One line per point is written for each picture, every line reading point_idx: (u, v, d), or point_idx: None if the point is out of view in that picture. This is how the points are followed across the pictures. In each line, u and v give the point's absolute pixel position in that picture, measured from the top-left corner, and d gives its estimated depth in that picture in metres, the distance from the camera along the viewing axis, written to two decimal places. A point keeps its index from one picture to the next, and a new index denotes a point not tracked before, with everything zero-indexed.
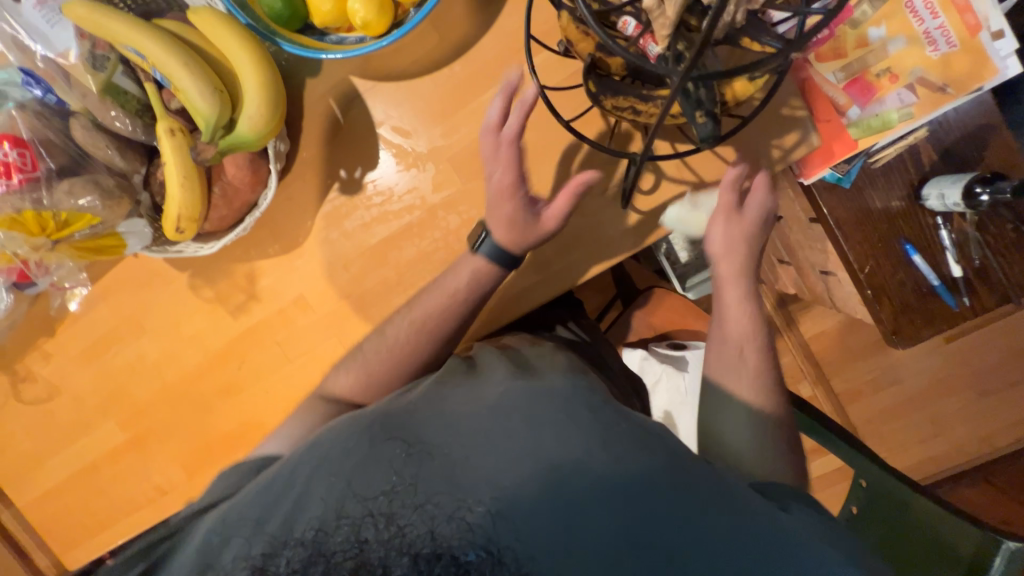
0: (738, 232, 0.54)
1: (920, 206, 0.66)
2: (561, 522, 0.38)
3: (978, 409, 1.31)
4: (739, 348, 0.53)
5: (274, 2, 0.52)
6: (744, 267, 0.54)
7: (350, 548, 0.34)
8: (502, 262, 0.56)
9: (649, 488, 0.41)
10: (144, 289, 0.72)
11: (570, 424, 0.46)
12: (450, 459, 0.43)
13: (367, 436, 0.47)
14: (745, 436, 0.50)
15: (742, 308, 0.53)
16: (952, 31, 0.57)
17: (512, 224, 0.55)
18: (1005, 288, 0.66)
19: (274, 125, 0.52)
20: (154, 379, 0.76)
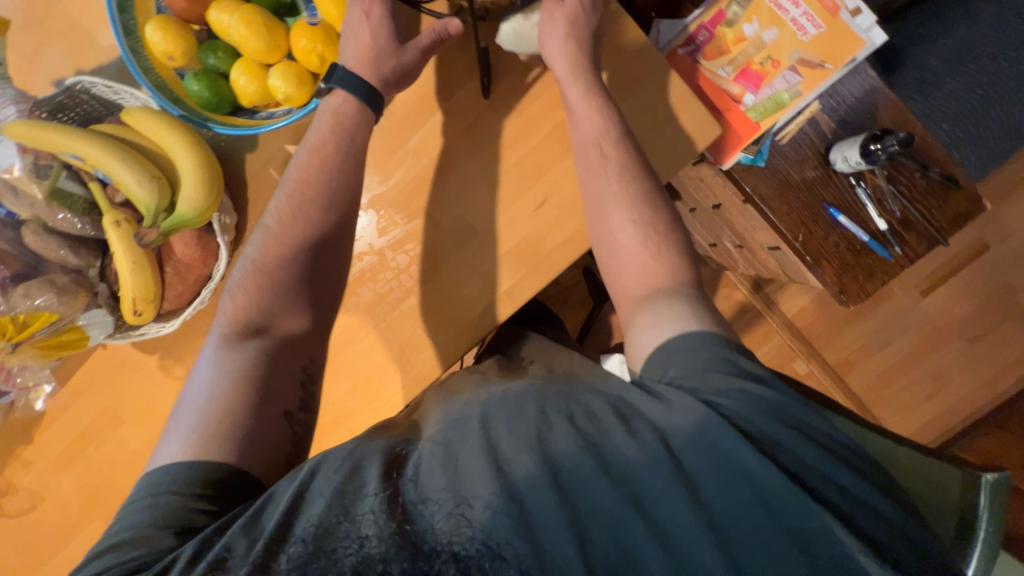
0: (564, 32, 0.56)
1: (833, 170, 0.71)
2: (549, 504, 0.40)
3: (971, 356, 1.32)
4: (597, 143, 0.55)
5: (200, 90, 0.57)
6: (580, 67, 0.56)
7: (354, 544, 0.40)
8: (363, 94, 0.57)
9: (626, 456, 0.42)
10: (116, 378, 0.74)
11: (552, 405, 0.46)
12: (437, 457, 0.45)
13: (359, 446, 0.48)
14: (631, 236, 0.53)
15: (587, 106, 0.56)
16: (815, 15, 0.63)
17: (379, 58, 0.57)
18: (928, 230, 0.70)
19: (214, 199, 0.56)
20: (138, 469, 0.76)
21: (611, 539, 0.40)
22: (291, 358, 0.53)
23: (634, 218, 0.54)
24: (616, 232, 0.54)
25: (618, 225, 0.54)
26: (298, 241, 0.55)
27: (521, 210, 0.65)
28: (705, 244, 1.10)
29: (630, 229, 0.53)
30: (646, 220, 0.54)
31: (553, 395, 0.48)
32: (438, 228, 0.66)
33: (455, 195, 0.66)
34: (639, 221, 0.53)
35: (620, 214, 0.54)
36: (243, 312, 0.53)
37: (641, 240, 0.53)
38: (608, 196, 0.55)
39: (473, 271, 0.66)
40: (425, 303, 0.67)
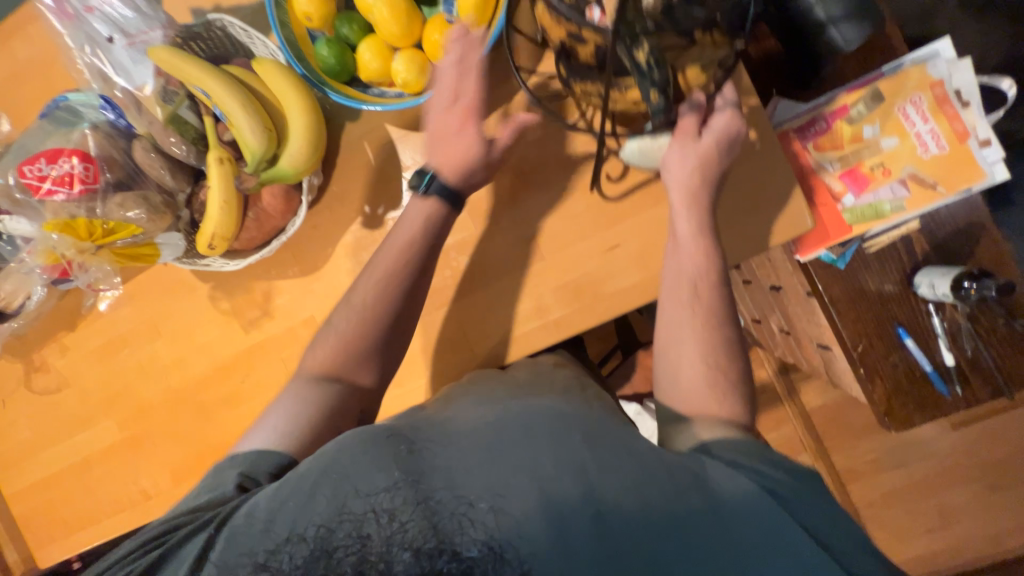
0: (690, 163, 0.56)
1: (914, 292, 0.68)
2: (561, 535, 0.40)
3: (988, 505, 1.25)
4: (693, 282, 0.55)
5: (326, 57, 0.59)
6: (696, 197, 0.56)
7: (356, 543, 0.39)
8: (450, 200, 0.60)
9: (647, 519, 0.41)
10: (166, 294, 0.77)
11: (581, 447, 0.45)
12: (455, 468, 0.44)
13: (379, 432, 0.48)
14: (700, 383, 0.53)
15: (695, 238, 0.56)
16: (942, 135, 0.61)
17: (460, 164, 0.59)
18: (996, 378, 0.67)
19: (313, 162, 0.58)
20: (160, 383, 0.79)
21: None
22: (349, 398, 0.58)
23: (707, 359, 0.53)
24: (685, 375, 0.54)
25: (692, 369, 0.53)
26: (386, 300, 0.59)
27: (591, 248, 0.65)
28: (749, 319, 1.07)
29: (701, 378, 0.53)
30: (720, 364, 0.53)
31: (569, 428, 0.48)
32: (505, 241, 0.67)
33: (531, 215, 0.66)
34: (712, 363, 0.53)
35: (693, 354, 0.54)
36: (325, 357, 0.59)
37: (709, 381, 0.53)
38: (687, 328, 0.55)
39: (527, 292, 0.66)
40: (473, 309, 0.67)
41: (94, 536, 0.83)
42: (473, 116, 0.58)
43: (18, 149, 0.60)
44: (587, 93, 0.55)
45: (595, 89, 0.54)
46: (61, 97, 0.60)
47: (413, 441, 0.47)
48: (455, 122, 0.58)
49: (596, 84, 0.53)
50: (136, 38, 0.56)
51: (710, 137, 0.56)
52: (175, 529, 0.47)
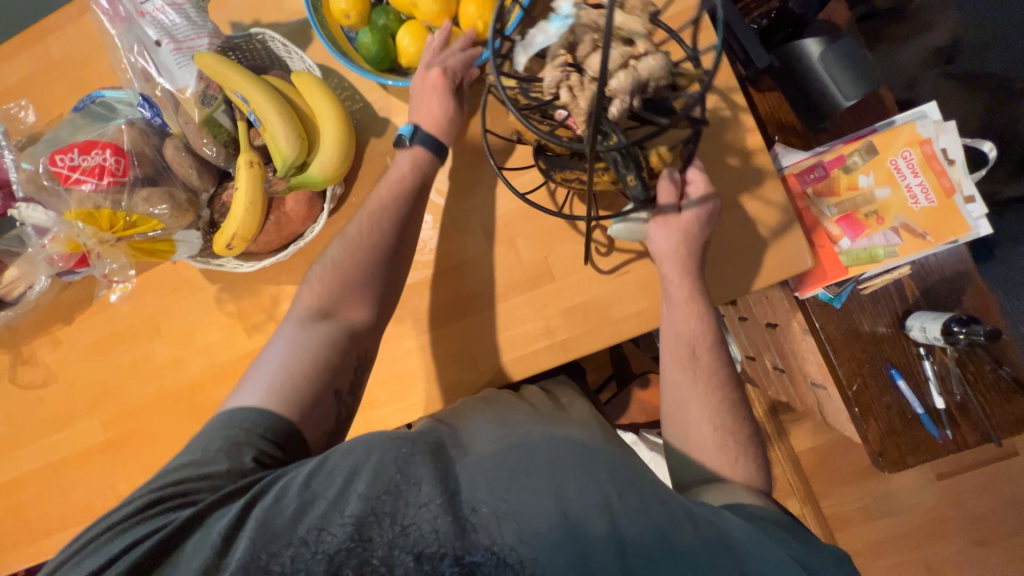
0: (676, 237, 0.59)
1: (906, 335, 0.71)
2: (567, 550, 0.39)
3: (972, 559, 1.25)
4: (689, 347, 0.58)
5: (370, 46, 0.63)
6: (688, 272, 0.59)
7: (357, 543, 0.40)
8: (434, 146, 0.62)
9: (648, 543, 0.40)
10: (172, 293, 0.77)
11: (589, 464, 0.46)
12: (469, 476, 0.44)
13: (395, 440, 0.49)
14: (708, 439, 0.55)
15: (691, 307, 0.58)
16: (931, 189, 0.66)
17: (441, 122, 0.62)
18: (984, 424, 0.69)
19: (339, 172, 0.60)
20: (152, 383, 0.77)
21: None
22: (350, 345, 0.58)
23: (712, 419, 0.56)
24: (696, 433, 0.56)
25: (700, 429, 0.56)
26: (375, 254, 0.60)
27: (600, 273, 0.67)
28: (743, 355, 1.10)
29: (709, 439, 0.55)
30: (727, 426, 0.55)
31: (580, 450, 0.48)
32: (517, 262, 0.68)
33: (544, 238, 0.68)
34: (718, 425, 0.55)
35: (700, 414, 0.56)
36: (319, 293, 0.58)
37: (718, 443, 0.55)
38: (689, 396, 0.57)
39: (535, 313, 0.67)
40: (480, 326, 0.68)
41: (60, 544, 0.79)
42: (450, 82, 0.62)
43: (49, 138, 0.61)
44: (568, 180, 0.58)
45: (575, 176, 0.56)
46: (96, 93, 0.61)
47: (423, 447, 0.48)
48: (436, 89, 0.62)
49: (575, 172, 0.56)
50: (183, 43, 0.58)
51: (688, 215, 0.58)
52: (200, 492, 0.47)
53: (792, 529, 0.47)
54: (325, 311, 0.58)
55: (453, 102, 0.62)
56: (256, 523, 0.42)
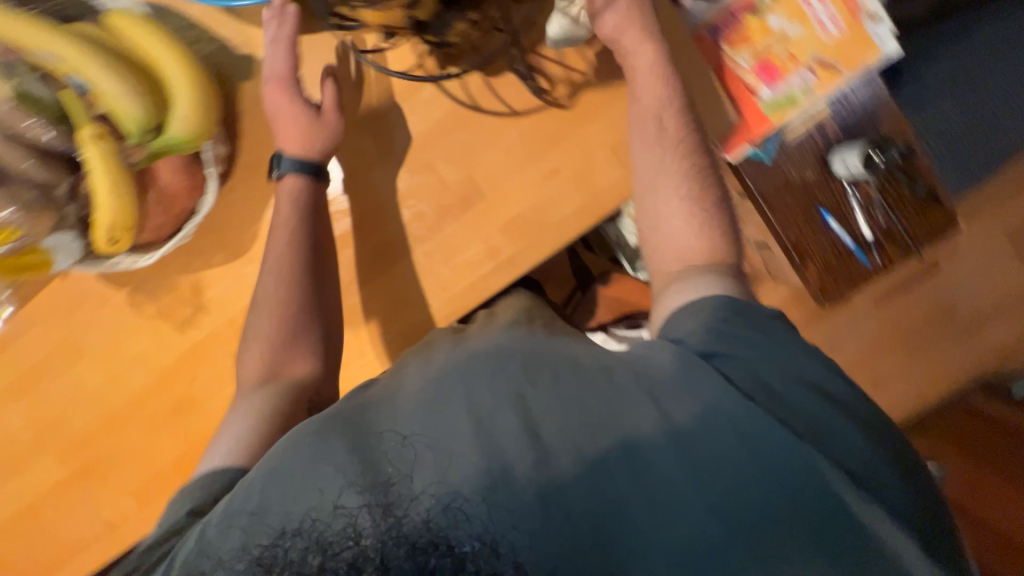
0: (622, 20, 0.57)
1: (831, 174, 0.73)
2: (546, 494, 0.43)
3: (910, 366, 1.43)
4: (654, 117, 0.57)
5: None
6: (648, 48, 0.58)
7: (351, 541, 0.39)
8: (304, 167, 0.60)
9: (619, 453, 0.44)
10: (79, 310, 0.69)
11: (552, 388, 0.48)
12: (443, 443, 0.46)
13: (361, 415, 0.50)
14: (679, 218, 0.56)
15: (648, 82, 0.57)
16: (839, 17, 0.64)
17: (299, 134, 0.59)
18: (907, 242, 0.74)
19: (210, 126, 0.52)
20: (95, 407, 0.72)
21: (603, 535, 0.42)
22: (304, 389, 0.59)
23: (681, 194, 0.56)
24: (667, 214, 0.56)
25: (671, 207, 0.56)
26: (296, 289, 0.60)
27: (529, 178, 0.63)
28: None
29: (680, 213, 0.56)
30: (694, 199, 0.56)
31: (542, 370, 0.50)
32: (443, 187, 0.64)
33: (464, 155, 0.63)
34: (686, 200, 0.56)
35: (669, 191, 0.56)
36: (262, 354, 0.59)
37: (687, 214, 0.55)
38: (651, 177, 0.57)
39: (472, 236, 0.64)
40: (421, 263, 0.65)
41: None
42: (291, 83, 0.59)
43: None
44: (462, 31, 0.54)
45: (466, 22, 0.53)
46: None
47: (393, 426, 0.48)
48: (284, 94, 0.59)
49: (464, 20, 0.52)
50: None
51: None
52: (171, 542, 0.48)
53: (747, 328, 0.49)
54: (272, 373, 0.59)
55: (304, 108, 0.59)
56: (237, 520, 0.45)
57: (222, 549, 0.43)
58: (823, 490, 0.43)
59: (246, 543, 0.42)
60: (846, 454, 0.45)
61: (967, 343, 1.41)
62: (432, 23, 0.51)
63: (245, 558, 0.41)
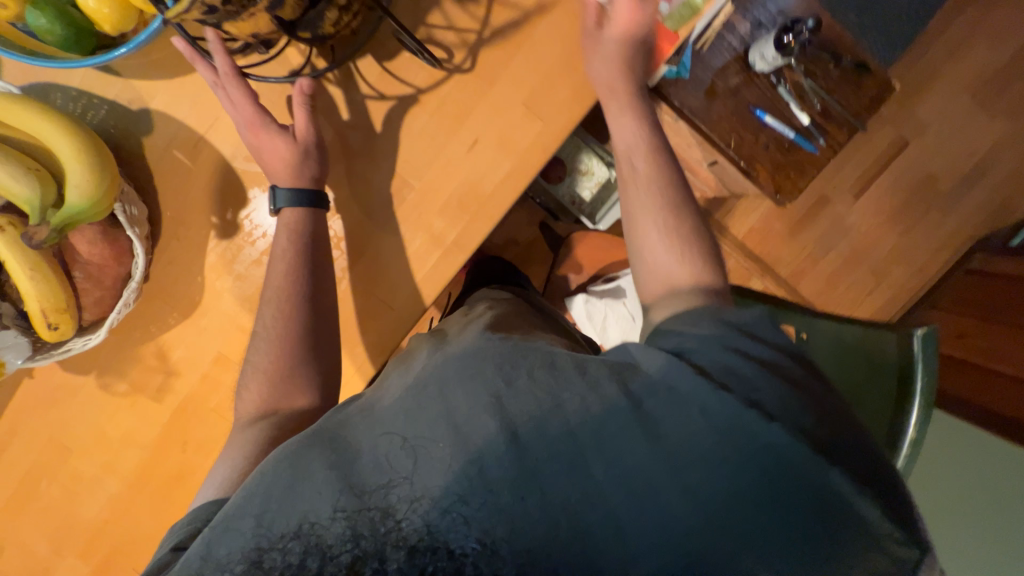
0: (609, 55, 0.59)
1: (754, 72, 0.72)
2: (542, 494, 0.43)
3: (904, 248, 1.42)
4: (624, 153, 0.61)
5: (51, 27, 0.49)
6: (625, 84, 0.60)
7: (349, 542, 0.39)
8: (302, 199, 0.58)
9: (607, 438, 0.44)
10: (53, 406, 0.69)
11: (547, 380, 0.47)
12: (438, 451, 0.45)
13: (362, 424, 0.49)
14: (665, 248, 0.57)
15: (624, 121, 0.61)
16: None
17: (287, 169, 0.58)
18: (849, 118, 0.72)
19: (109, 186, 0.50)
20: (100, 495, 0.72)
21: (582, 528, 0.42)
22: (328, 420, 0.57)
23: (663, 225, 0.58)
24: (651, 242, 0.58)
25: (655, 241, 0.58)
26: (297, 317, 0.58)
27: (453, 154, 0.62)
28: None
29: (666, 246, 0.57)
30: (677, 230, 0.58)
31: (541, 369, 0.48)
32: (372, 186, 0.63)
33: (384, 148, 0.62)
34: (668, 230, 0.57)
35: (648, 223, 0.58)
36: (259, 392, 0.56)
37: (671, 245, 0.57)
38: (632, 208, 0.60)
39: (414, 227, 0.63)
40: (372, 268, 0.64)
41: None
42: (261, 117, 0.57)
43: None
44: (336, 23, 0.52)
45: (335, 11, 0.50)
46: None
47: (391, 430, 0.47)
48: (256, 133, 0.57)
49: (333, 9, 0.50)
50: None
51: (613, 23, 0.59)
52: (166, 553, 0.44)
53: (767, 360, 0.47)
54: (270, 409, 0.56)
55: (281, 135, 0.57)
56: (240, 526, 0.42)
57: (223, 554, 0.41)
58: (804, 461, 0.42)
59: (240, 547, 0.41)
60: (829, 431, 0.44)
61: (953, 211, 1.40)
62: (304, 19, 0.49)
63: (244, 561, 0.40)
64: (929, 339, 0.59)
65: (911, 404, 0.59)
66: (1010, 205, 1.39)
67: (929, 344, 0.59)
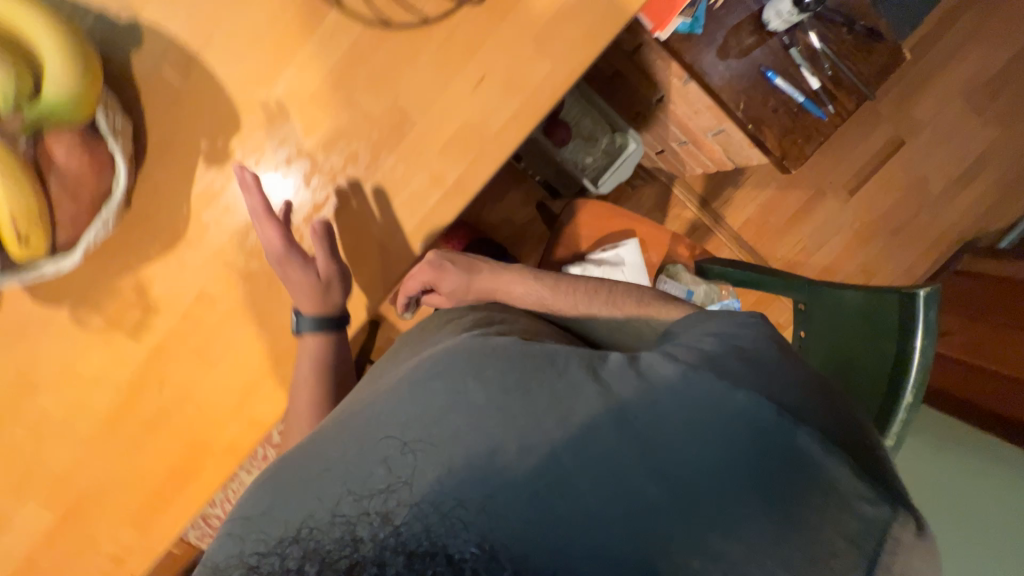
0: (455, 279, 0.76)
1: (767, 32, 0.71)
2: (531, 494, 0.45)
3: (894, 247, 1.43)
4: (579, 312, 0.71)
5: None
6: (489, 268, 0.77)
7: (348, 547, 0.41)
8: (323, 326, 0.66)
9: (597, 442, 0.46)
10: (21, 340, 0.65)
11: (529, 387, 0.51)
12: (431, 453, 0.48)
13: (360, 434, 0.53)
14: (631, 322, 0.67)
15: (504, 275, 0.76)
16: None
17: (311, 299, 0.62)
18: (858, 86, 0.72)
19: (93, 88, 0.49)
20: (67, 439, 0.68)
21: (559, 509, 0.45)
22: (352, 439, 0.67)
23: (607, 303, 0.70)
24: (610, 318, 0.69)
25: (615, 310, 0.69)
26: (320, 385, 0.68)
27: (458, 93, 0.60)
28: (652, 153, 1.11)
29: (625, 313, 0.68)
30: (620, 300, 0.70)
31: (522, 373, 0.52)
32: (369, 121, 0.60)
33: (386, 82, 0.60)
34: (613, 304, 0.69)
35: (604, 309, 0.69)
36: None
37: (630, 309, 0.68)
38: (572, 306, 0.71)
39: (414, 167, 0.61)
40: (368, 209, 0.62)
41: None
42: (293, 262, 0.61)
43: None
44: None
45: None
46: None
47: (391, 435, 0.51)
48: (287, 269, 0.62)
49: None
50: None
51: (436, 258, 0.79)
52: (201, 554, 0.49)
53: (764, 355, 0.48)
54: None
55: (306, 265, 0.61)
56: (256, 534, 0.48)
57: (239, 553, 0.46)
58: (767, 433, 0.44)
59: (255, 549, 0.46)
60: (820, 406, 0.45)
61: (944, 213, 1.42)
62: None
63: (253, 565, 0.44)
64: (932, 300, 0.58)
65: (911, 355, 0.59)
66: (995, 212, 1.41)
67: (932, 303, 0.58)
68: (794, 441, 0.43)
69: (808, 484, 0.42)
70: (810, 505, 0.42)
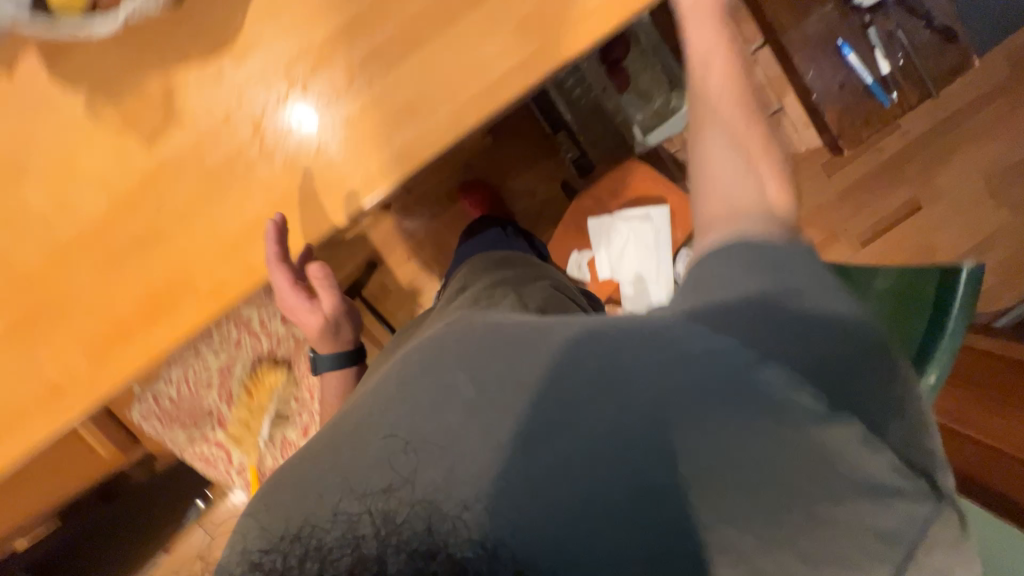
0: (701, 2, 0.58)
1: (850, 8, 0.73)
2: (539, 484, 0.43)
3: None
4: (709, 102, 0.55)
5: None
6: (715, 15, 0.58)
7: (348, 546, 0.43)
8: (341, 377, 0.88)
9: (616, 441, 0.42)
10: (27, 114, 0.60)
11: (534, 380, 0.46)
12: (427, 448, 0.46)
13: (359, 420, 0.51)
14: (738, 179, 0.51)
15: (705, 32, 0.58)
16: None
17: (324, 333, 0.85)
18: (925, 80, 0.74)
19: None
20: (39, 235, 0.62)
21: (557, 512, 0.42)
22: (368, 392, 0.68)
23: (731, 141, 0.53)
24: (723, 161, 0.52)
25: (719, 155, 0.52)
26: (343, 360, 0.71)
27: None
28: None
29: (736, 167, 0.51)
30: (752, 160, 0.52)
31: (526, 362, 0.47)
32: None
33: None
34: (743, 155, 0.52)
35: (719, 139, 0.53)
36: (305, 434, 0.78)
37: (737, 167, 0.51)
38: (710, 113, 0.55)
39: (479, 40, 0.59)
40: (425, 67, 0.59)
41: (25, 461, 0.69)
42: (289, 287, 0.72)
43: None
44: None
45: None
46: None
47: (392, 432, 0.47)
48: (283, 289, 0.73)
49: None
50: None
51: None
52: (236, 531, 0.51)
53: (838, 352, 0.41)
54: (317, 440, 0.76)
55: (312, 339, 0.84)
56: (268, 521, 0.48)
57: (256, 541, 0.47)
58: (782, 427, 0.39)
59: (273, 531, 0.47)
60: (872, 413, 0.42)
61: None
62: None
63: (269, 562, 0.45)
64: (974, 278, 0.58)
65: (945, 332, 0.58)
66: (990, 294, 1.40)
67: (972, 280, 0.57)
68: (806, 430, 0.39)
69: (832, 481, 0.39)
70: (829, 503, 0.39)
